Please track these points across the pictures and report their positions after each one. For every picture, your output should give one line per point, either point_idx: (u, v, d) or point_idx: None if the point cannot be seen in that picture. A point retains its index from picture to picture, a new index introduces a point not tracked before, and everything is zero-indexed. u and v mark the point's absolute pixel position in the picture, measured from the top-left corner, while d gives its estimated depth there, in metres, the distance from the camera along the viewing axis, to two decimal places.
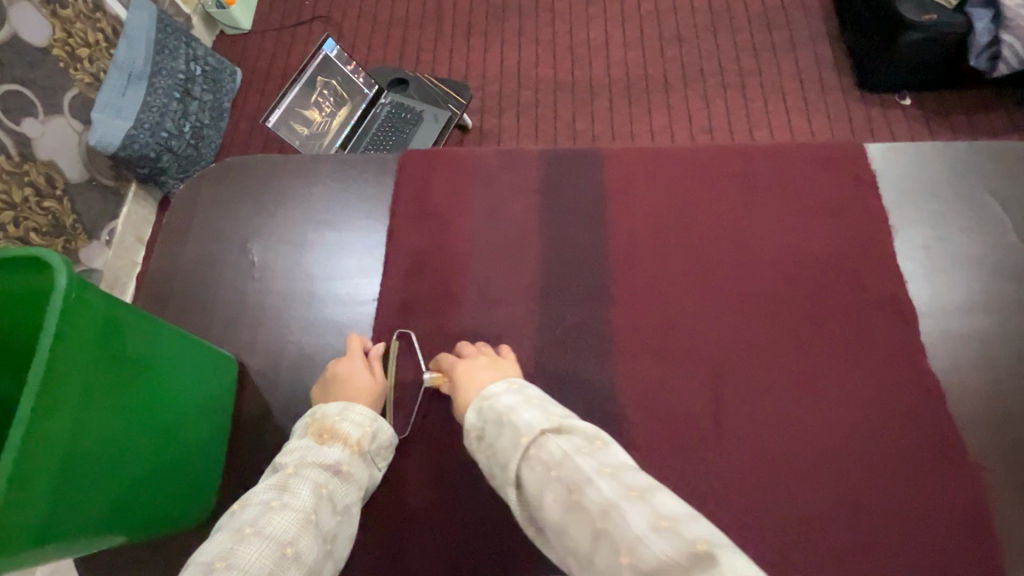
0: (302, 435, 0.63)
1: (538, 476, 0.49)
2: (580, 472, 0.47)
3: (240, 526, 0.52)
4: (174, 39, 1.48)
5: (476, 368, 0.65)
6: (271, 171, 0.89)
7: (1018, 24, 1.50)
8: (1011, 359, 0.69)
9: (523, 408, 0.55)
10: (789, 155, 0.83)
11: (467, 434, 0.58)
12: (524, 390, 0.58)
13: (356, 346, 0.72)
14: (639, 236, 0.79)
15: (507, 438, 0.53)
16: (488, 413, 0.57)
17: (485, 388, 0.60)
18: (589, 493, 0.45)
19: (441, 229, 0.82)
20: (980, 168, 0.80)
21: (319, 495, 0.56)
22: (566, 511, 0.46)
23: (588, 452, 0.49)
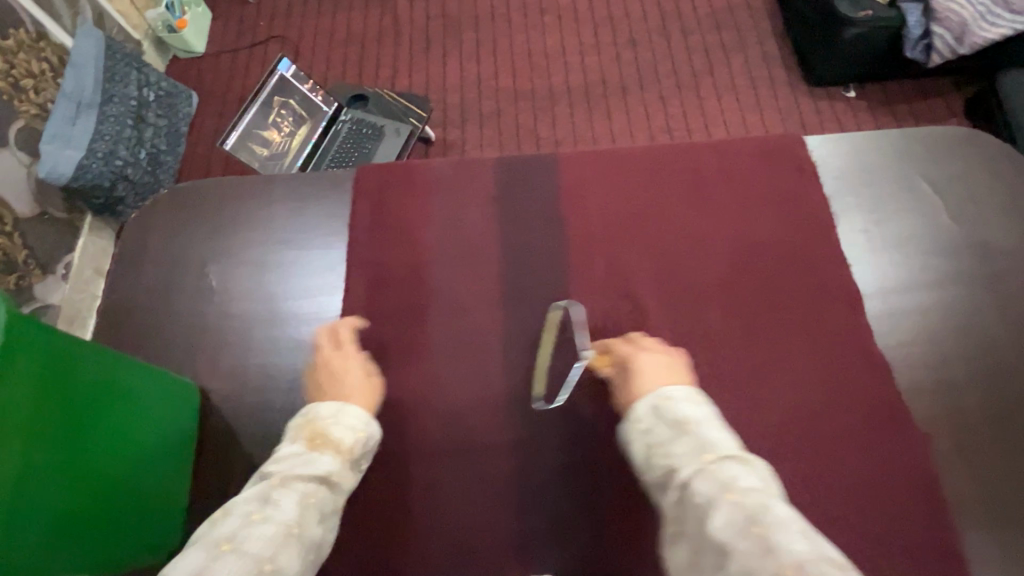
0: (289, 444, 0.60)
1: (713, 489, 0.48)
2: (771, 512, 0.45)
3: (215, 542, 0.46)
4: (124, 65, 1.46)
5: (660, 366, 0.63)
6: (226, 194, 0.88)
7: (946, 17, 1.59)
8: (951, 332, 0.72)
9: (711, 428, 0.55)
10: (734, 150, 0.86)
11: (632, 420, 0.60)
12: (707, 408, 0.59)
13: (349, 333, 0.74)
14: (596, 238, 0.81)
15: (688, 448, 0.54)
16: (667, 416, 0.57)
17: (668, 389, 0.60)
18: (778, 535, 0.43)
19: (400, 242, 0.82)
20: (913, 152, 0.84)
21: (305, 506, 0.53)
22: (740, 535, 0.44)
23: (777, 499, 0.47)
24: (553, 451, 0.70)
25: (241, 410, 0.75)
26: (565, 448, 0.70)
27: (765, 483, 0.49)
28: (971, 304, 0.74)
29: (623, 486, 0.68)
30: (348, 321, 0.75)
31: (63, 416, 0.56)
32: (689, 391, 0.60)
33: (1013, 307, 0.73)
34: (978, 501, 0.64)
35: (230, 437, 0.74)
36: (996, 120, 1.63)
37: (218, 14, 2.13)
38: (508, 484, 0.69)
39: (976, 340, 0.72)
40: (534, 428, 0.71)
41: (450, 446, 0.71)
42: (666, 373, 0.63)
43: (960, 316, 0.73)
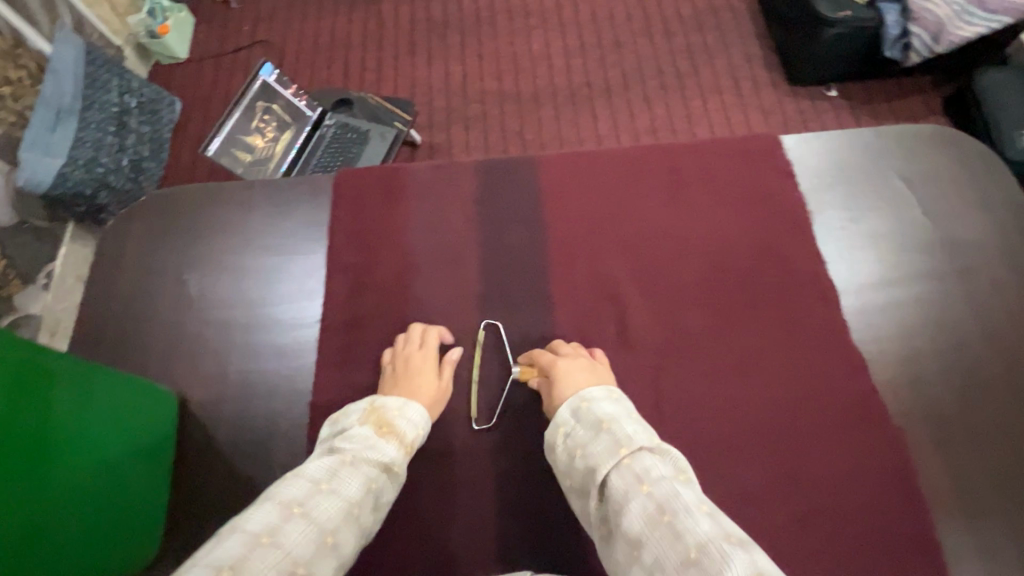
0: (361, 423, 0.62)
1: (628, 484, 0.50)
2: (679, 499, 0.47)
3: (288, 502, 0.50)
4: (104, 71, 1.45)
5: (578, 371, 0.66)
6: (204, 200, 0.87)
7: (922, 17, 1.63)
8: (925, 327, 0.73)
9: (627, 421, 0.57)
10: (712, 149, 0.87)
11: (556, 426, 0.61)
12: (622, 403, 0.60)
13: (435, 336, 0.74)
14: (575, 239, 0.81)
15: (604, 445, 0.55)
16: (584, 417, 0.59)
17: (586, 391, 0.62)
18: (685, 521, 0.45)
19: (380, 246, 0.82)
20: (887, 150, 0.85)
21: (367, 489, 0.55)
22: (650, 528, 0.46)
23: (686, 484, 0.49)
24: (534, 453, 0.70)
25: (219, 418, 0.74)
26: (544, 451, 0.70)
27: (675, 470, 0.51)
28: (944, 299, 0.75)
29: None
30: (437, 329, 0.75)
31: (28, 429, 0.56)
32: (606, 389, 0.62)
33: (985, 301, 0.74)
34: (951, 496, 0.65)
35: (208, 446, 0.73)
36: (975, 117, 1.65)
37: (201, 19, 2.12)
38: (488, 488, 0.69)
39: (949, 336, 0.73)
40: (513, 431, 0.71)
41: (430, 451, 0.71)
42: (586, 376, 0.65)
43: (933, 312, 0.74)
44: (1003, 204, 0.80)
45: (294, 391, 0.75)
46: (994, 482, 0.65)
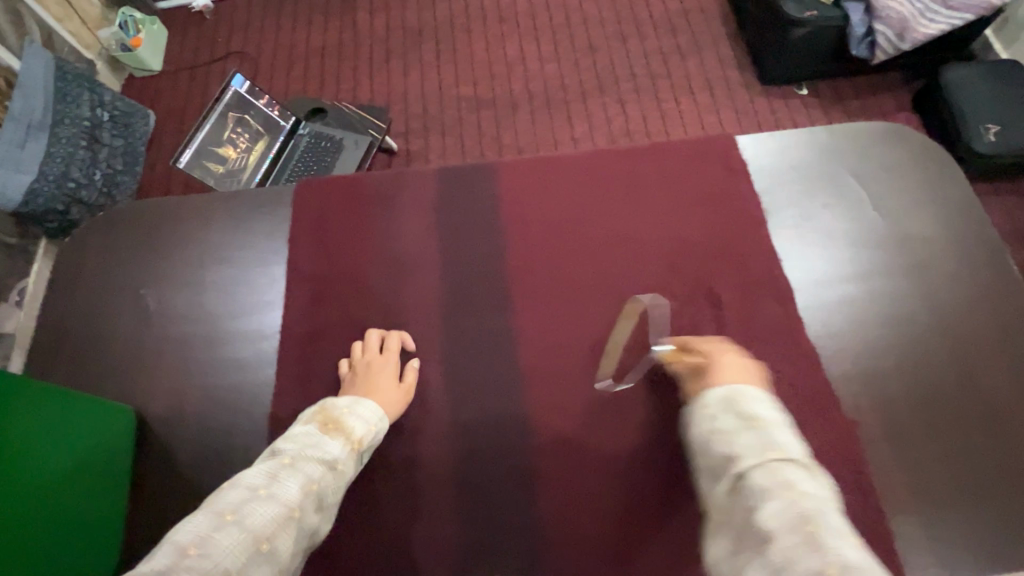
0: (307, 421, 0.63)
1: (771, 484, 0.46)
2: (826, 516, 0.43)
3: (219, 511, 0.48)
4: (75, 86, 1.46)
5: (740, 367, 0.61)
6: (163, 214, 0.87)
7: (887, 14, 1.65)
8: (877, 320, 0.75)
9: (782, 429, 0.52)
10: (669, 151, 0.88)
11: (699, 409, 0.58)
12: (781, 412, 0.55)
13: (397, 339, 0.75)
14: (535, 243, 0.82)
15: (751, 440, 0.51)
16: (737, 408, 0.55)
17: (744, 386, 0.58)
18: (830, 537, 0.41)
19: (340, 254, 0.82)
20: (838, 147, 0.86)
21: (308, 492, 0.54)
22: (788, 529, 0.42)
23: (837, 508, 0.44)
24: (494, 457, 0.70)
25: (178, 433, 0.73)
26: (502, 455, 0.70)
27: (825, 493, 0.46)
28: (896, 292, 0.76)
29: (561, 490, 0.68)
30: (398, 334, 0.76)
31: None
32: (762, 392, 0.58)
33: (936, 292, 0.76)
34: (903, 484, 0.66)
35: (167, 461, 0.72)
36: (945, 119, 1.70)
37: (175, 32, 2.12)
38: (448, 494, 0.69)
39: (900, 327, 0.74)
40: (474, 435, 0.72)
41: (390, 458, 0.71)
42: (746, 374, 0.61)
43: (885, 305, 0.76)
44: (952, 197, 0.82)
45: (254, 403, 0.74)
46: (946, 470, 0.67)
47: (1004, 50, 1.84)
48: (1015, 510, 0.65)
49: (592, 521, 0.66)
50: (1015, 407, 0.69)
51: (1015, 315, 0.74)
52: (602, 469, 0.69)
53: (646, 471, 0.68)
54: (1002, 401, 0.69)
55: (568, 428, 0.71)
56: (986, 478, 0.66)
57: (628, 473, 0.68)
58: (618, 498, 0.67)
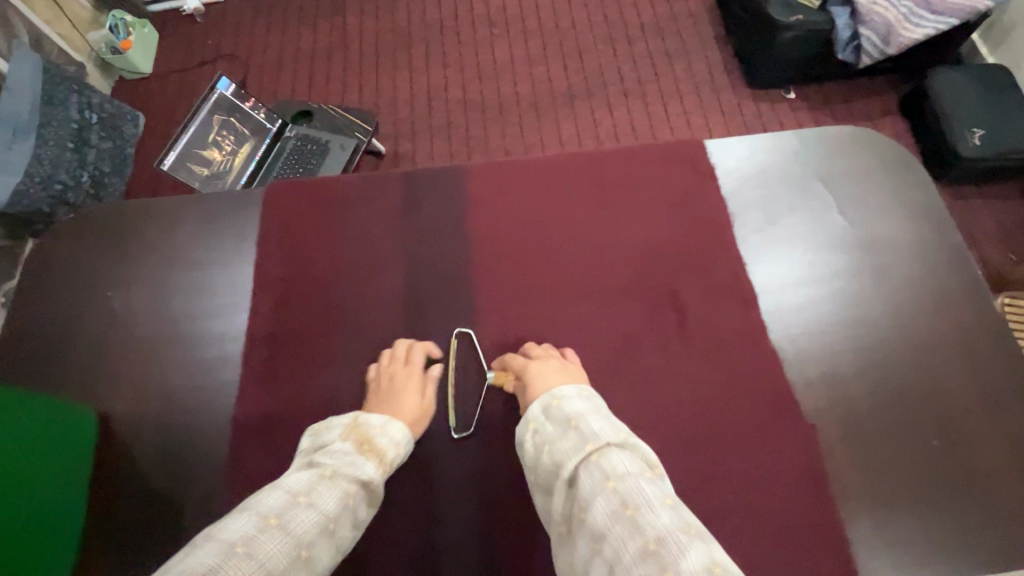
0: (344, 438, 0.63)
1: (595, 480, 0.50)
2: (641, 494, 0.48)
3: (264, 513, 0.50)
4: (63, 88, 1.46)
5: (553, 370, 0.67)
6: (131, 217, 0.87)
7: (871, 19, 1.67)
8: (839, 324, 0.75)
9: (594, 418, 0.57)
10: (638, 155, 0.88)
11: (526, 424, 0.62)
12: (593, 401, 0.61)
13: (423, 351, 0.74)
14: (501, 247, 0.82)
15: (571, 441, 0.56)
16: (554, 415, 0.60)
17: (558, 390, 0.63)
18: (646, 513, 0.46)
19: (306, 257, 0.82)
20: (807, 152, 0.86)
21: (345, 505, 0.56)
22: (613, 520, 0.46)
23: (651, 478, 0.50)
24: (453, 461, 0.71)
25: (141, 436, 0.73)
26: (462, 460, 0.71)
27: (639, 465, 0.51)
28: (859, 296, 0.76)
29: (520, 496, 0.68)
30: (423, 344, 0.75)
31: None
32: (577, 389, 0.63)
33: (898, 297, 0.76)
34: (860, 488, 0.66)
35: (128, 464, 0.72)
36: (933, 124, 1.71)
37: (166, 34, 2.13)
38: (406, 500, 0.69)
39: (863, 332, 0.74)
40: (434, 440, 0.72)
41: None
42: (560, 375, 0.67)
43: (846, 309, 0.76)
44: (918, 202, 0.82)
45: (217, 407, 0.74)
46: (904, 477, 0.67)
47: (990, 55, 1.85)
48: (973, 516, 0.65)
49: (550, 527, 0.67)
50: (973, 413, 0.69)
51: (976, 320, 0.74)
52: None
53: None
54: (961, 407, 0.70)
55: None
56: (944, 484, 0.66)
57: None
58: None
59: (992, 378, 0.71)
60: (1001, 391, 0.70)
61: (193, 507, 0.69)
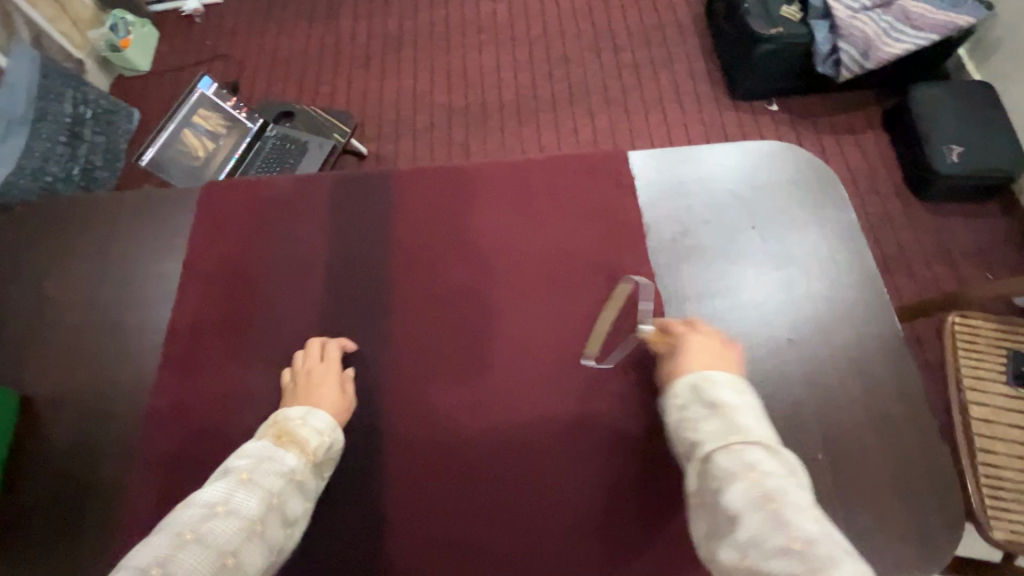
0: (259, 437, 0.65)
1: (734, 467, 0.51)
2: (786, 493, 0.47)
3: (180, 530, 0.52)
4: (59, 84, 1.53)
5: (706, 348, 0.65)
6: (75, 209, 0.91)
7: (850, 33, 1.66)
8: (737, 337, 0.76)
9: (748, 414, 0.57)
10: (563, 165, 0.90)
11: (669, 398, 0.63)
12: (747, 394, 0.60)
13: (338, 349, 0.76)
14: (418, 251, 0.85)
15: (715, 426, 0.57)
16: (701, 396, 0.60)
17: (710, 371, 0.62)
18: (791, 513, 0.45)
19: (234, 255, 0.86)
20: (726, 166, 0.88)
21: (269, 505, 0.58)
22: (752, 508, 0.47)
23: (796, 482, 0.49)
24: (351, 455, 0.73)
25: (61, 418, 0.77)
26: (357, 456, 0.73)
27: (785, 469, 0.51)
28: (762, 311, 0.77)
29: (410, 492, 0.71)
30: (337, 342, 0.77)
31: None
32: (729, 375, 0.62)
33: (800, 312, 0.77)
34: None
35: (43, 443, 0.76)
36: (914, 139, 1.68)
37: (165, 34, 2.19)
38: None
39: (760, 344, 0.75)
40: None
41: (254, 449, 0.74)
42: (713, 358, 0.65)
43: (748, 322, 0.77)
44: (834, 219, 0.83)
45: (132, 394, 0.78)
46: None
47: (976, 71, 1.80)
48: (845, 530, 0.66)
49: (434, 523, 0.70)
50: (859, 427, 0.70)
51: (874, 337, 0.75)
52: (454, 473, 0.72)
53: (493, 477, 0.71)
54: (846, 420, 0.71)
55: (425, 433, 0.74)
56: (820, 498, 0.67)
57: (475, 478, 0.71)
58: (465, 502, 0.70)
59: (882, 396, 0.72)
60: (889, 409, 0.71)
61: (101, 487, 0.73)
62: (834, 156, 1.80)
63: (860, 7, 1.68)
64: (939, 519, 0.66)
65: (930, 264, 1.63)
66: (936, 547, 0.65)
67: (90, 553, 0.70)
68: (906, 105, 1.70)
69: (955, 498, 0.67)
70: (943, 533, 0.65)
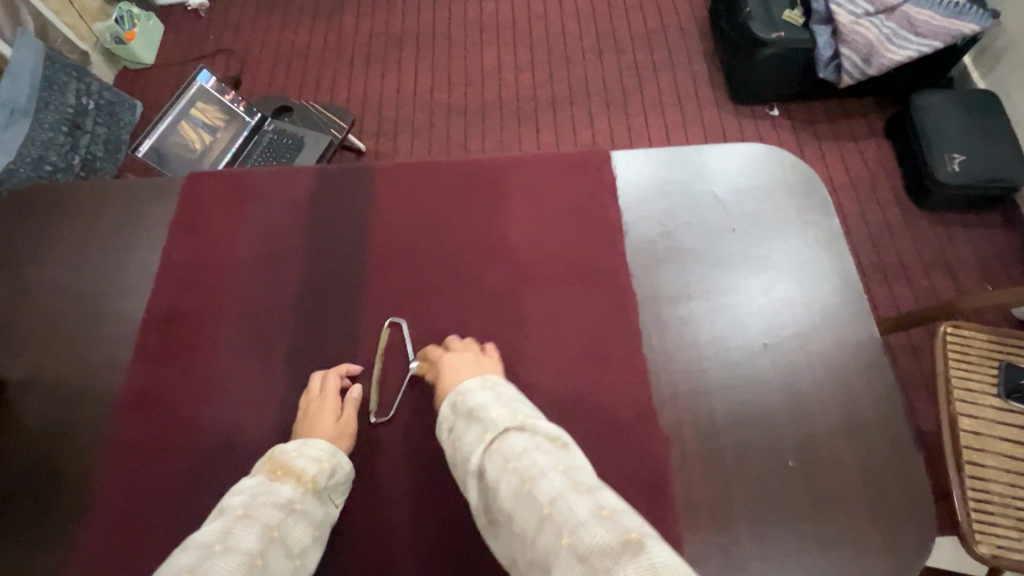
0: (256, 472, 0.63)
1: (500, 466, 0.53)
2: (537, 468, 0.51)
3: (178, 573, 0.49)
4: (63, 75, 1.54)
5: (462, 363, 0.68)
6: (61, 196, 0.92)
7: (853, 39, 1.64)
8: (711, 340, 0.75)
9: (494, 406, 0.59)
10: (545, 163, 0.89)
11: (439, 425, 0.62)
12: (497, 389, 0.62)
13: (337, 376, 0.74)
14: (396, 245, 0.85)
15: (474, 434, 0.58)
16: (458, 408, 0.61)
17: (463, 383, 0.63)
18: (541, 485, 0.50)
19: (212, 245, 0.86)
20: (708, 167, 0.87)
21: (269, 538, 0.56)
22: (518, 499, 0.50)
23: (547, 451, 0.54)
24: None
25: (33, 401, 0.78)
26: None
27: (537, 442, 0.55)
28: (738, 315, 0.76)
29: (372, 486, 0.70)
30: (337, 370, 0.75)
31: None
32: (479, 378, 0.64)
33: (777, 317, 0.76)
34: (705, 503, 0.66)
35: (15, 427, 0.77)
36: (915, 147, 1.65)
37: (171, 28, 2.21)
38: None
39: (734, 347, 0.74)
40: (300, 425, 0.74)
41: (221, 439, 0.73)
42: (471, 367, 0.68)
43: (723, 326, 0.76)
44: (815, 223, 0.82)
45: (105, 380, 0.78)
46: (749, 495, 0.66)
47: (981, 80, 1.78)
48: (813, 539, 0.64)
49: (394, 519, 0.69)
50: (832, 436, 0.69)
51: (852, 343, 0.74)
52: (418, 468, 0.71)
53: None
54: (819, 428, 0.70)
55: (392, 427, 0.74)
56: (790, 504, 0.66)
57: (438, 475, 0.71)
58: (427, 497, 0.70)
59: (857, 403, 0.71)
60: (863, 415, 0.70)
61: (68, 472, 0.73)
62: (835, 162, 1.78)
63: (863, 12, 1.65)
64: (911, 533, 0.65)
65: (928, 273, 1.61)
66: (906, 561, 0.63)
67: (52, 538, 0.70)
68: (908, 112, 1.67)
69: (927, 510, 0.65)
70: (914, 547, 0.64)
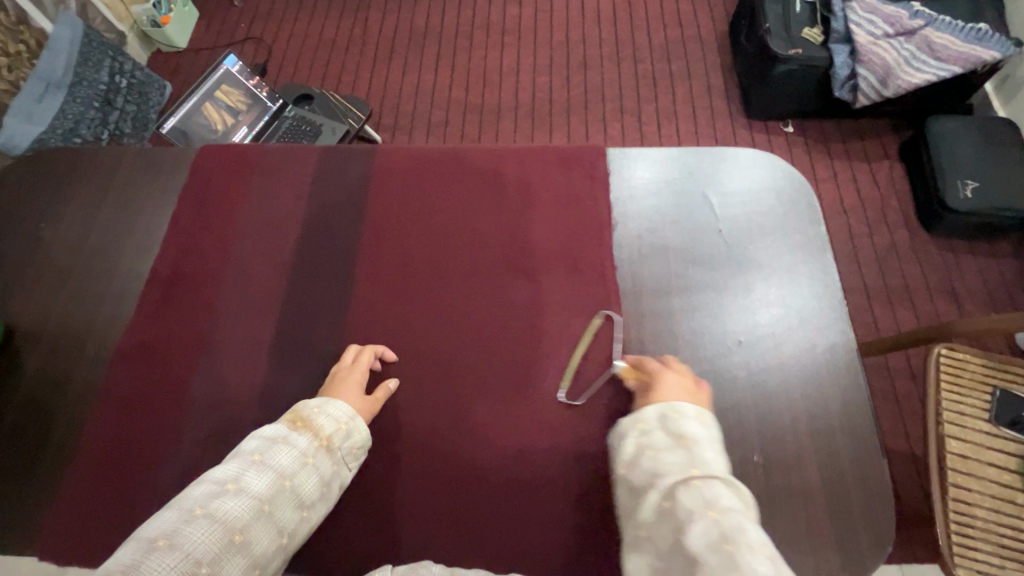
0: (280, 420, 0.67)
1: (695, 504, 0.50)
2: (742, 533, 0.46)
3: (189, 506, 0.56)
4: (98, 52, 1.59)
5: (682, 389, 0.67)
6: (79, 161, 0.97)
7: (870, 59, 1.62)
8: (688, 334, 0.77)
9: (709, 448, 0.58)
10: (541, 155, 0.92)
11: (634, 424, 0.63)
12: (710, 430, 0.61)
13: (370, 355, 0.76)
14: (390, 225, 0.88)
15: (678, 458, 0.57)
16: (670, 427, 0.61)
17: (678, 404, 0.63)
18: (747, 554, 0.44)
19: (216, 216, 0.90)
20: (699, 166, 0.89)
21: (279, 487, 0.60)
22: (709, 547, 0.46)
23: (752, 522, 0.48)
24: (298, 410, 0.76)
25: (35, 348, 0.83)
26: None
27: (742, 505, 0.50)
28: (716, 312, 0.78)
29: None
30: (373, 347, 0.77)
31: None
32: (697, 410, 0.63)
33: (752, 316, 0.77)
34: None
35: (19, 373, 0.81)
36: (930, 171, 1.64)
37: (204, 15, 2.29)
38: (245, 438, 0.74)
39: (708, 342, 0.76)
40: (282, 389, 0.77)
41: (210, 397, 0.77)
42: (684, 394, 0.66)
43: (699, 322, 0.77)
44: (797, 226, 0.83)
45: (106, 334, 0.83)
46: None
47: (1002, 108, 1.76)
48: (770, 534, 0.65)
49: (365, 484, 0.71)
50: (798, 435, 0.70)
51: (826, 348, 0.75)
52: (395, 438, 0.74)
53: (438, 448, 0.73)
54: (786, 426, 0.71)
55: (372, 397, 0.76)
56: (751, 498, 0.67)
57: (411, 446, 0.73)
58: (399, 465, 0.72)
59: (825, 403, 0.72)
60: (831, 418, 0.71)
61: (64, 418, 0.77)
62: (845, 182, 1.78)
63: (883, 33, 1.64)
64: (866, 532, 0.66)
65: (932, 298, 1.59)
66: (861, 561, 0.64)
67: (45, 480, 0.74)
68: (924, 135, 1.66)
69: (887, 512, 0.66)
70: (870, 548, 0.65)
